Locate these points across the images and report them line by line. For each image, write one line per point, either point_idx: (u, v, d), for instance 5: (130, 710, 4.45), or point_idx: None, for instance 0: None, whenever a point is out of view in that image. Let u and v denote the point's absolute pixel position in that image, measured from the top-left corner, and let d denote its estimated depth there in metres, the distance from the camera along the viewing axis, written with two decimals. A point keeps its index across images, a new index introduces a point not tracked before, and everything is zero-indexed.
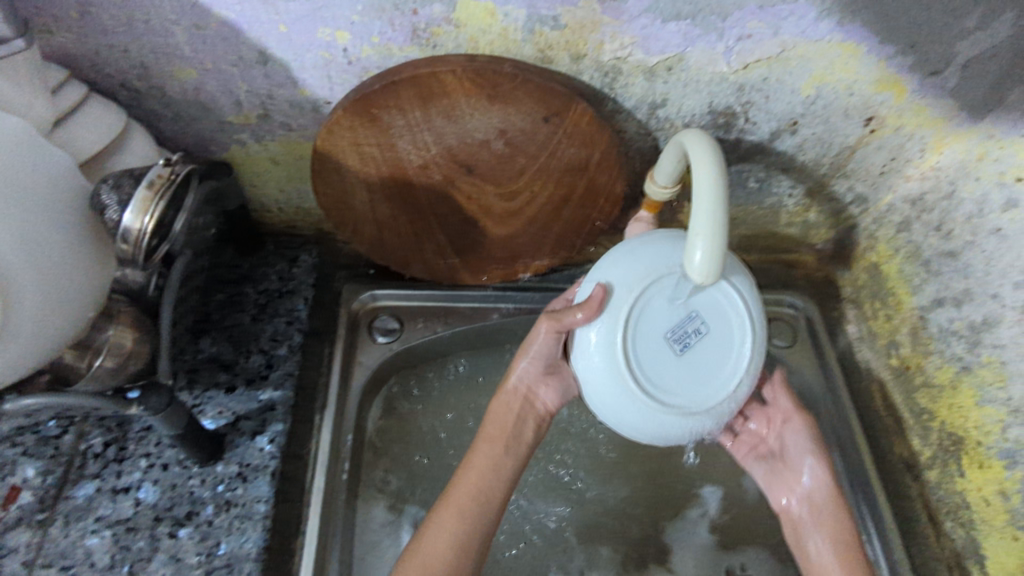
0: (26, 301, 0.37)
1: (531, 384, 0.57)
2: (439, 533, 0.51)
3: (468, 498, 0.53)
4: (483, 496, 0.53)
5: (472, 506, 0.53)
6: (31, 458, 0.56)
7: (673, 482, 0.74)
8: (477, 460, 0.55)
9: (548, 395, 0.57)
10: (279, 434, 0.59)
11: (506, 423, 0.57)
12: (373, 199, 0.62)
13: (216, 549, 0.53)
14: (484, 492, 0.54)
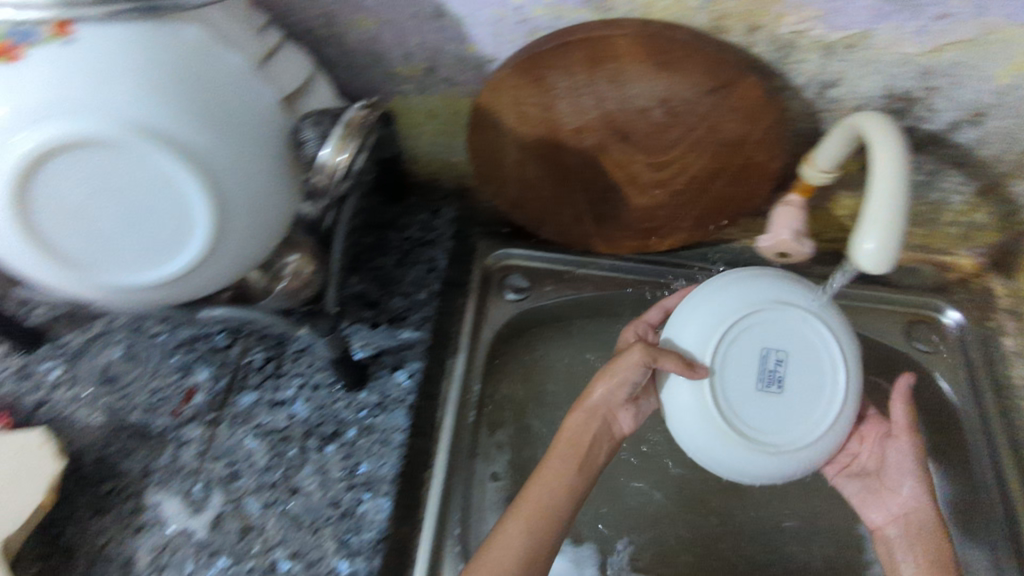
0: (238, 221, 0.43)
1: (612, 408, 0.58)
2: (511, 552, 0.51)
3: (536, 518, 0.53)
4: (550, 512, 0.54)
5: (536, 519, 0.53)
6: (205, 364, 0.63)
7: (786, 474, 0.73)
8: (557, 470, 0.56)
9: (625, 422, 0.60)
10: (416, 372, 0.63)
11: (584, 443, 0.57)
12: (522, 158, 0.64)
13: (357, 468, 0.58)
14: (542, 512, 0.53)
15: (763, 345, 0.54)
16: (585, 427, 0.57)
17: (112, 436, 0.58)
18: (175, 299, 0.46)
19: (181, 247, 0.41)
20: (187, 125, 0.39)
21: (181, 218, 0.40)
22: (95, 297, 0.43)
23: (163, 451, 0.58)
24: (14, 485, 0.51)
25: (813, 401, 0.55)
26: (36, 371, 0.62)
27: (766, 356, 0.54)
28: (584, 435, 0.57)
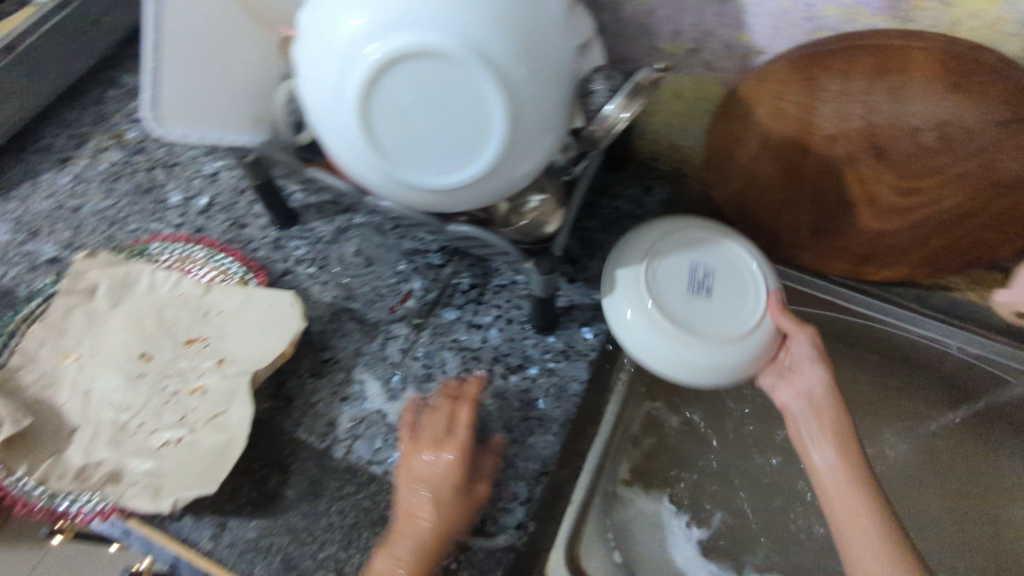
0: (519, 150, 0.45)
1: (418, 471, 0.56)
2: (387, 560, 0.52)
3: (410, 537, 0.53)
4: (421, 527, 0.53)
5: (430, 546, 0.53)
6: (419, 275, 0.70)
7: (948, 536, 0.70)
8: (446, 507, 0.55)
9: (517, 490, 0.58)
10: (602, 332, 0.66)
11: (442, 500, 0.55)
12: (759, 155, 0.64)
13: (534, 403, 0.62)
14: (410, 519, 0.54)
15: (692, 261, 0.61)
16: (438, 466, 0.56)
17: (336, 315, 0.67)
18: (435, 207, 0.49)
19: (467, 164, 0.44)
20: (513, 56, 0.42)
21: (477, 136, 0.43)
22: (376, 185, 0.48)
23: (373, 339, 0.66)
24: (267, 332, 0.61)
25: (736, 311, 0.59)
26: (286, 245, 0.72)
27: (694, 270, 0.61)
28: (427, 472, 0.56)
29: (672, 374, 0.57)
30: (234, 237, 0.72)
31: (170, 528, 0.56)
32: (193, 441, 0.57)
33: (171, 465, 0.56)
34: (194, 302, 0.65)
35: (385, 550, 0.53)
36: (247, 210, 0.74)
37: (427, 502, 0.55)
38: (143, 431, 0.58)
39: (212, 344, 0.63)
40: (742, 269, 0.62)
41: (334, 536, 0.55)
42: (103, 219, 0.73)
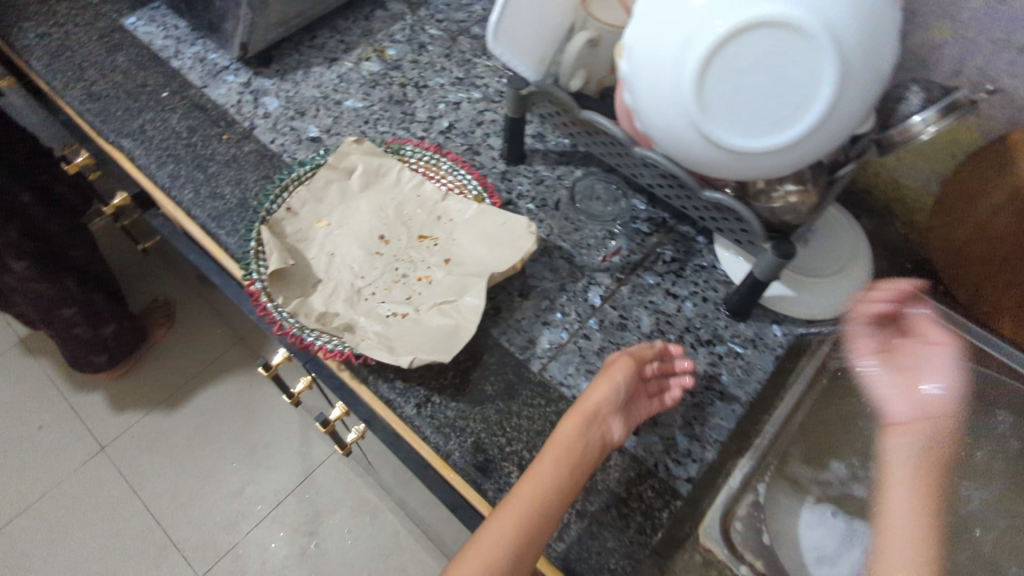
0: (816, 136, 0.50)
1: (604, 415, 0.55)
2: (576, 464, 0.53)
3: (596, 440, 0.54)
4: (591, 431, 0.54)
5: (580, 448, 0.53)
6: (626, 238, 0.75)
7: None
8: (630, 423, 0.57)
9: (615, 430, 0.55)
10: (791, 333, 0.69)
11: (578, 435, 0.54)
12: (1003, 207, 0.66)
13: (718, 376, 0.65)
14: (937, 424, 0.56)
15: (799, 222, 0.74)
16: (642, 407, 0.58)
17: (547, 250, 0.73)
18: (709, 164, 0.54)
19: (774, 132, 0.49)
20: (857, 48, 0.46)
21: (791, 114, 0.48)
22: (671, 132, 0.53)
23: (578, 279, 0.71)
24: (498, 244, 0.67)
25: (845, 267, 0.72)
26: (512, 179, 0.79)
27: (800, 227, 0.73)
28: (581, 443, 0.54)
29: (780, 309, 0.70)
30: (468, 160, 0.80)
31: (381, 387, 0.61)
32: (420, 319, 0.63)
33: (399, 332, 0.62)
34: (431, 205, 0.72)
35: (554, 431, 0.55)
36: (482, 141, 0.82)
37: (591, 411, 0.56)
38: (375, 299, 0.65)
39: (442, 245, 0.70)
40: (849, 239, 0.74)
41: (523, 437, 0.60)
42: (358, 116, 0.82)
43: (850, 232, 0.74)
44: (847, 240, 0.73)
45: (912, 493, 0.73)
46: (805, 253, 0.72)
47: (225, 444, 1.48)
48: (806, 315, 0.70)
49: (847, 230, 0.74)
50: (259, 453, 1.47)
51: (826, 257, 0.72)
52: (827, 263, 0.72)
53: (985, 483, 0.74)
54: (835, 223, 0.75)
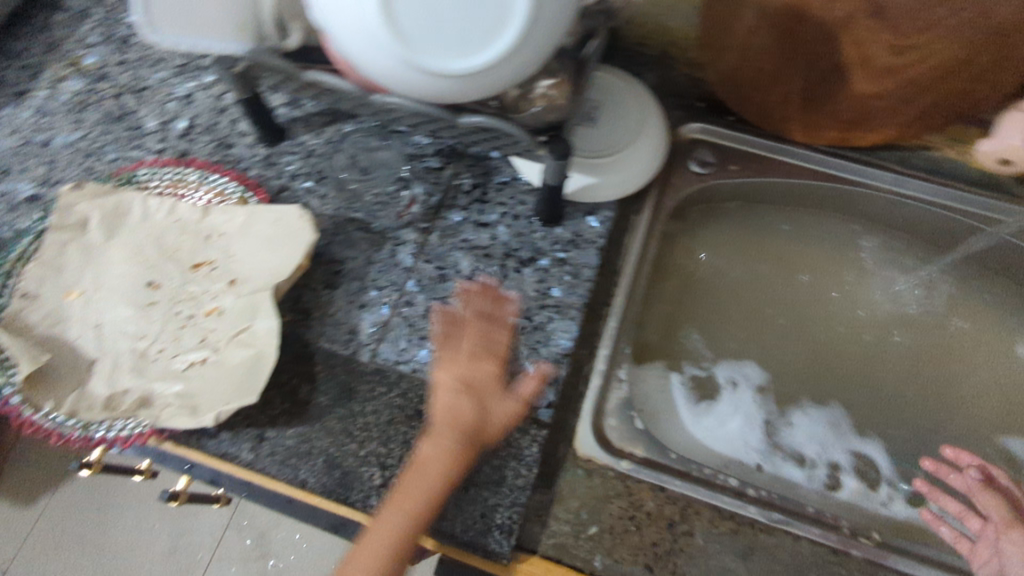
0: (537, 29, 0.44)
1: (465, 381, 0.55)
2: (433, 455, 0.52)
3: (454, 427, 0.53)
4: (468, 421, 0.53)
5: (468, 434, 0.52)
6: (420, 180, 0.69)
7: (938, 382, 0.74)
8: (486, 405, 0.54)
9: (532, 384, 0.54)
10: (607, 219, 0.68)
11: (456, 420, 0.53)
12: (757, 25, 0.65)
13: (549, 291, 0.63)
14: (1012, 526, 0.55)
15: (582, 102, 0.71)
16: (488, 374, 0.56)
17: (339, 227, 0.67)
18: (446, 94, 0.48)
19: (493, 42, 0.43)
20: None
21: (498, 12, 0.42)
22: (394, 78, 0.47)
23: (382, 247, 0.66)
24: (276, 246, 0.61)
25: (638, 132, 0.70)
26: (278, 162, 0.70)
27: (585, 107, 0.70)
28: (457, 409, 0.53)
29: (591, 197, 0.68)
30: (222, 158, 0.70)
31: (208, 445, 0.56)
32: (220, 360, 0.57)
33: (201, 384, 0.56)
34: (194, 226, 0.64)
35: (425, 436, 0.53)
36: (230, 130, 0.72)
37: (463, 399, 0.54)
38: (166, 356, 0.58)
39: (221, 266, 0.62)
40: (635, 101, 0.71)
41: (374, 433, 0.57)
42: (77, 152, 0.70)
43: (634, 93, 0.72)
44: (633, 104, 0.71)
45: (757, 315, 0.78)
46: (597, 133, 0.69)
47: (130, 512, 1.34)
48: (616, 195, 0.68)
49: (630, 93, 0.72)
50: (171, 506, 1.33)
51: (617, 128, 0.70)
52: (619, 135, 0.70)
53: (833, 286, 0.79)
54: (618, 90, 0.72)
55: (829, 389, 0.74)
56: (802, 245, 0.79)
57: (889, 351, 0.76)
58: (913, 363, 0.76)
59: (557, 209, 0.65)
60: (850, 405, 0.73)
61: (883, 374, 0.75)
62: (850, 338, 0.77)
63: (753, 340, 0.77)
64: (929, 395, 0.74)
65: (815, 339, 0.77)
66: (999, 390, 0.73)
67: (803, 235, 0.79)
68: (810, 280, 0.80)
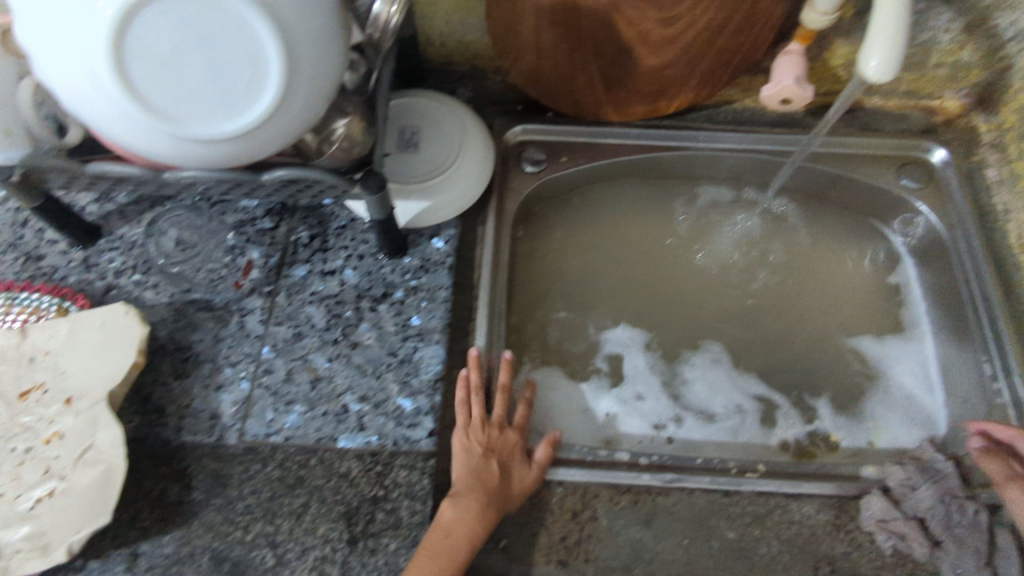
0: (302, 74, 0.45)
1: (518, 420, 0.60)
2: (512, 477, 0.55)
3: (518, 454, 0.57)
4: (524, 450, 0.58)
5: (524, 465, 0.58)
6: (255, 244, 0.67)
7: (802, 306, 0.79)
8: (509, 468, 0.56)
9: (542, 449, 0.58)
10: (451, 238, 0.69)
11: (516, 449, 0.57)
12: (538, 23, 0.66)
13: (409, 322, 0.63)
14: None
15: (398, 131, 0.71)
16: (511, 440, 0.57)
17: (179, 312, 0.63)
18: (240, 155, 0.48)
19: (257, 95, 0.44)
20: None
21: (255, 68, 0.42)
22: (172, 154, 0.46)
23: (229, 322, 0.63)
24: (110, 350, 0.57)
25: (458, 143, 0.70)
26: (98, 261, 0.66)
27: (401, 135, 0.70)
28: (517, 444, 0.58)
29: (430, 221, 0.68)
30: (34, 272, 0.65)
31: None
32: (70, 486, 0.52)
33: (55, 517, 0.51)
34: (13, 352, 0.58)
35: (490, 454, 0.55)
36: (38, 241, 0.67)
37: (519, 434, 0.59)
38: (7, 500, 0.52)
39: (53, 387, 0.57)
40: (449, 115, 0.72)
41: (257, 514, 0.55)
42: None
43: (446, 107, 0.72)
44: (447, 118, 0.72)
45: (629, 285, 0.79)
46: (419, 156, 0.69)
47: None
48: (454, 210, 0.69)
49: (441, 109, 0.72)
50: None
51: (437, 145, 0.70)
52: (441, 151, 0.70)
53: (691, 240, 0.82)
54: (429, 110, 0.72)
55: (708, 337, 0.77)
56: (649, 211, 0.83)
57: (756, 284, 0.80)
58: (777, 294, 0.80)
59: (398, 239, 0.64)
60: (729, 345, 0.77)
61: (751, 310, 0.79)
62: (718, 281, 0.80)
63: (630, 308, 0.78)
64: (795, 319, 0.78)
65: (690, 293, 0.80)
66: (848, 303, 0.79)
67: (648, 201, 0.83)
68: (668, 241, 0.82)
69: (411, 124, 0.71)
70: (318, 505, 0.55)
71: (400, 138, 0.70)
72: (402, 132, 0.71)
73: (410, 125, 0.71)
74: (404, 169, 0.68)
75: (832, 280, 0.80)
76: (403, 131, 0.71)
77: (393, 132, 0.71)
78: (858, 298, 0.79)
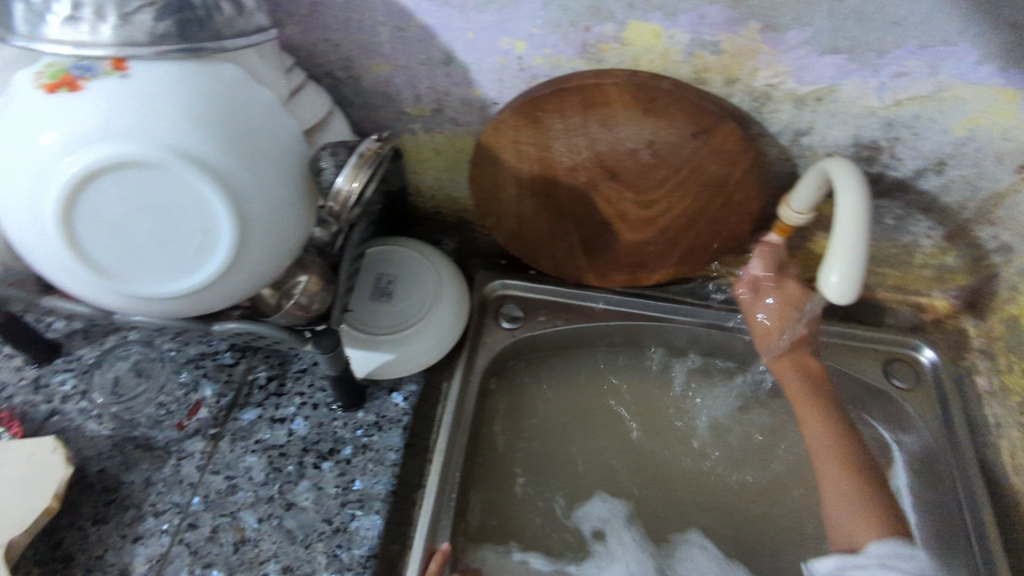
0: (255, 245, 0.45)
1: None
2: None
3: None
4: None
5: None
6: (210, 380, 0.65)
7: (786, 497, 0.74)
8: None
9: None
10: (412, 394, 0.67)
11: None
12: (519, 193, 0.68)
13: (351, 485, 0.60)
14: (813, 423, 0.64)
15: (374, 280, 0.71)
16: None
17: (116, 447, 0.61)
18: (187, 312, 0.48)
19: (205, 261, 0.44)
20: (225, 156, 0.43)
21: (205, 238, 0.43)
22: (116, 306, 0.46)
23: (164, 464, 0.60)
24: (24, 489, 0.54)
25: (431, 298, 0.70)
26: (50, 382, 0.64)
27: (376, 284, 0.71)
28: None
29: (392, 373, 0.66)
30: None
31: None
32: None
33: None
34: None
35: None
36: None
37: None
38: None
39: None
40: (427, 267, 0.72)
41: None
42: None
43: (425, 259, 0.73)
44: (425, 270, 0.72)
45: (601, 457, 0.76)
46: (391, 307, 0.69)
47: None
48: (418, 365, 0.67)
49: (421, 260, 0.73)
50: None
51: (410, 298, 0.70)
52: (413, 304, 0.70)
53: (671, 410, 0.79)
54: (409, 260, 0.73)
55: (683, 524, 0.73)
56: (629, 377, 0.81)
57: (738, 467, 0.76)
58: (757, 485, 0.75)
59: (353, 393, 0.62)
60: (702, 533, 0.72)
61: (727, 499, 0.74)
62: (696, 459, 0.76)
63: (600, 479, 0.74)
64: (777, 512, 0.74)
65: (668, 470, 0.76)
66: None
67: (627, 369, 0.81)
68: (646, 410, 0.79)
69: (389, 274, 0.72)
70: None
71: (375, 287, 0.71)
72: (378, 280, 0.71)
73: (388, 275, 0.72)
74: (372, 320, 0.68)
75: (817, 475, 0.75)
76: (379, 280, 0.71)
77: (370, 279, 0.71)
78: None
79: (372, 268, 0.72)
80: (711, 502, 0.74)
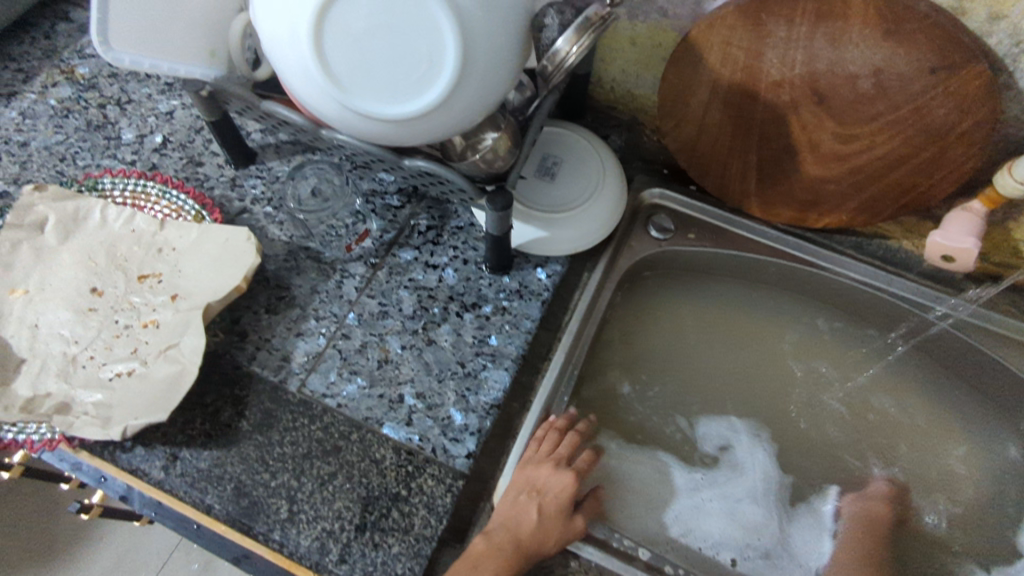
0: (469, 85, 0.47)
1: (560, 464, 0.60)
2: (546, 515, 0.56)
3: (555, 499, 0.57)
4: (561, 493, 0.58)
5: (560, 508, 0.57)
6: (377, 216, 0.70)
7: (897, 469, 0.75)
8: (548, 512, 0.56)
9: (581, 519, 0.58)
10: (555, 274, 0.69)
11: (554, 493, 0.57)
12: (710, 100, 0.65)
13: (487, 339, 0.64)
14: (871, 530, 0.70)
15: (540, 157, 0.72)
16: (546, 482, 0.58)
17: (292, 254, 0.67)
18: (388, 138, 0.51)
19: (424, 90, 0.46)
20: None
21: (430, 67, 0.45)
22: (331, 116, 0.49)
23: (329, 278, 0.66)
24: (220, 267, 0.62)
25: (593, 188, 0.70)
26: (243, 184, 0.72)
27: (541, 162, 0.71)
28: (554, 485, 0.58)
29: (540, 250, 0.68)
30: (190, 175, 0.72)
31: (120, 458, 0.57)
32: (146, 374, 0.57)
33: (122, 395, 0.56)
34: (147, 239, 0.65)
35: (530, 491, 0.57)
36: (203, 149, 0.74)
37: (556, 475, 0.59)
38: (94, 364, 0.58)
39: (166, 280, 0.62)
40: (595, 158, 0.72)
41: (288, 465, 0.57)
42: (51, 154, 0.72)
43: (594, 150, 0.72)
44: (592, 161, 0.72)
45: (719, 385, 0.78)
46: (552, 187, 0.70)
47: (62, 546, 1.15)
48: (567, 249, 0.69)
49: (590, 151, 0.72)
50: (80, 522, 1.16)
51: (573, 184, 0.70)
52: (574, 190, 0.70)
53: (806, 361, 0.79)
54: (579, 147, 0.73)
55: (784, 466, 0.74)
56: (773, 320, 0.80)
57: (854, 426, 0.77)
58: (865, 455, 0.76)
59: (505, 258, 0.65)
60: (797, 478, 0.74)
61: (836, 460, 0.75)
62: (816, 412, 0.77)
63: (717, 404, 0.77)
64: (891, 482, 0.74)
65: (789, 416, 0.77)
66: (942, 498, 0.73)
67: (761, 305, 0.80)
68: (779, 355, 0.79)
69: (556, 155, 0.72)
70: (342, 480, 0.57)
71: (540, 164, 0.71)
72: (544, 159, 0.71)
73: (554, 156, 0.72)
74: (532, 195, 0.69)
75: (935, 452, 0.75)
76: (545, 158, 0.72)
77: (536, 155, 0.72)
78: (955, 491, 0.74)
79: (540, 146, 0.73)
80: (814, 460, 0.75)
